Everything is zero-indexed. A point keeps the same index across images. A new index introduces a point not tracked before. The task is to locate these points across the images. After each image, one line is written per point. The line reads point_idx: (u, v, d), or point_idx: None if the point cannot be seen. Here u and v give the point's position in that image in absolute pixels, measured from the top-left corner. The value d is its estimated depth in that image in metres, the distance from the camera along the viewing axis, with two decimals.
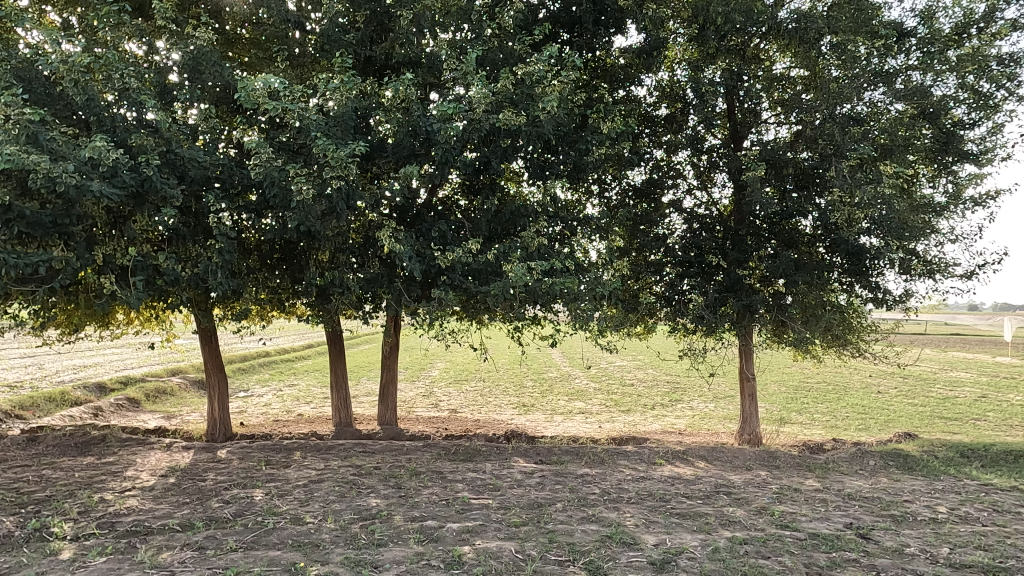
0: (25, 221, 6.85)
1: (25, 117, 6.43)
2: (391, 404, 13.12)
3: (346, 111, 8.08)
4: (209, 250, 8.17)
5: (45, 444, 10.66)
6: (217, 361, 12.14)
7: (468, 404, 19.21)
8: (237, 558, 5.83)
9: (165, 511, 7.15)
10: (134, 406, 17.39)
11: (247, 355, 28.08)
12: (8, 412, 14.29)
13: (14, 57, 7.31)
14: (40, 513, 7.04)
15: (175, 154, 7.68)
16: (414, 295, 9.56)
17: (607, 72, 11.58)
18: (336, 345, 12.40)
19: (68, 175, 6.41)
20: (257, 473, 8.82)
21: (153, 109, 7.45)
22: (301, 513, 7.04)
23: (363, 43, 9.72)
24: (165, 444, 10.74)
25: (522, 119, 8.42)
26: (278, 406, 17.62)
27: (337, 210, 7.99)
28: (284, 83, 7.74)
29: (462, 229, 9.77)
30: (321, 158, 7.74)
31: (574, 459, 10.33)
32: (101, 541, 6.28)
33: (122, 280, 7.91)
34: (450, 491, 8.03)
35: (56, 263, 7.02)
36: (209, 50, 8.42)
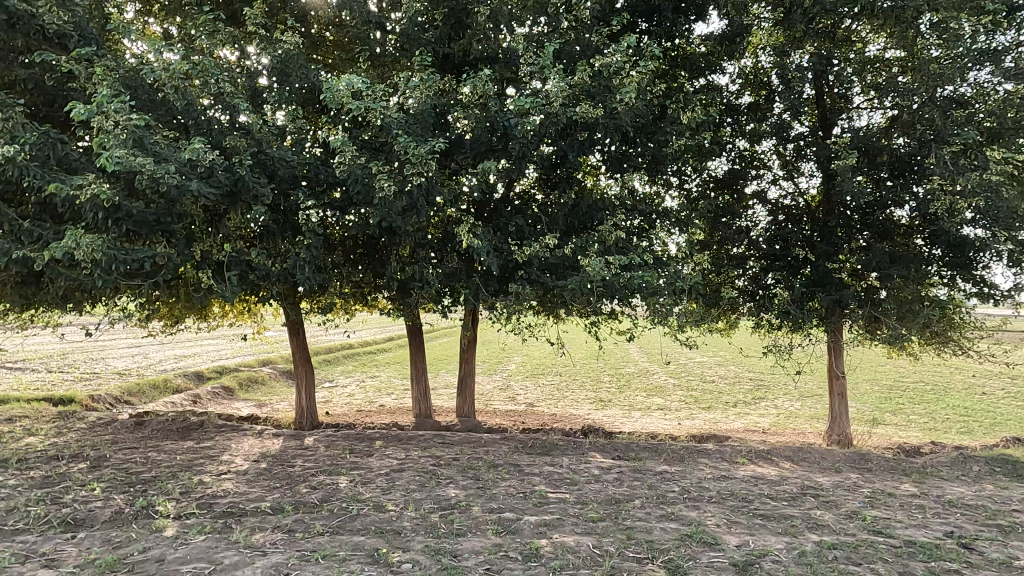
0: (132, 220, 7.34)
1: (132, 122, 6.86)
2: (469, 397, 13.23)
3: (425, 109, 8.25)
4: (297, 246, 8.51)
5: (150, 427, 11.42)
6: (305, 352, 12.64)
7: (544, 398, 19.24)
8: (324, 542, 6.07)
9: (258, 495, 7.53)
10: (229, 394, 18.40)
11: (331, 347, 29.14)
12: (118, 400, 15.40)
13: (122, 66, 7.80)
14: (147, 493, 7.55)
15: (266, 155, 8.05)
16: (492, 289, 9.62)
17: (687, 61, 11.26)
18: (415, 337, 12.64)
19: (170, 176, 6.84)
20: (341, 461, 9.14)
21: (246, 111, 7.83)
22: (384, 501, 7.26)
23: (441, 41, 9.85)
24: (258, 431, 11.31)
25: (600, 112, 8.34)
26: (362, 397, 18.24)
27: (417, 205, 8.15)
28: (366, 83, 7.96)
29: (539, 223, 9.82)
30: (402, 156, 7.89)
31: (653, 456, 10.20)
32: (201, 520, 6.67)
33: (218, 275, 8.35)
34: (527, 484, 8.08)
35: (160, 259, 7.43)
36: (296, 53, 8.71)
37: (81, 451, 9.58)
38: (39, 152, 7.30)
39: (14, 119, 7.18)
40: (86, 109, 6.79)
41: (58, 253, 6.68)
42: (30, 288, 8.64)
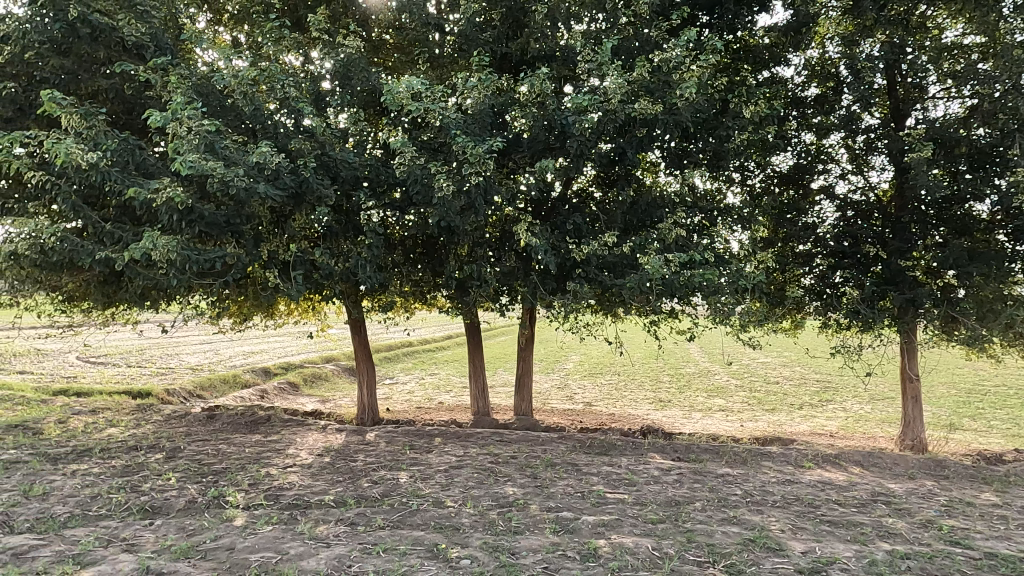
0: (204, 222, 7.65)
1: (204, 128, 7.14)
2: (527, 396, 13.24)
3: (483, 109, 8.31)
4: (359, 245, 8.70)
5: (221, 421, 11.89)
6: (366, 349, 12.92)
7: (602, 397, 19.10)
8: (385, 535, 6.19)
9: (322, 488, 7.74)
10: (294, 389, 18.98)
11: (392, 345, 29.69)
12: (191, 394, 16.09)
13: (195, 75, 8.13)
14: (218, 483, 7.87)
15: (329, 157, 8.26)
16: (549, 288, 9.58)
17: (750, 53, 10.93)
18: (473, 335, 12.74)
19: (239, 179, 7.10)
20: (402, 457, 9.30)
21: (310, 115, 8.06)
22: (443, 497, 7.35)
23: (499, 40, 9.89)
24: (322, 426, 11.62)
25: (659, 108, 8.21)
26: (421, 394, 18.51)
27: (475, 205, 8.23)
28: (425, 85, 8.07)
29: (597, 222, 9.74)
30: (460, 155, 7.98)
31: (714, 458, 9.99)
32: (268, 511, 6.91)
33: (284, 274, 8.62)
34: (585, 484, 8.05)
35: (230, 259, 7.73)
36: (358, 57, 8.92)
37: (158, 442, 10.06)
38: (119, 157, 7.69)
39: (96, 127, 7.59)
40: (162, 116, 7.10)
41: (137, 253, 7.01)
42: (111, 287, 9.12)
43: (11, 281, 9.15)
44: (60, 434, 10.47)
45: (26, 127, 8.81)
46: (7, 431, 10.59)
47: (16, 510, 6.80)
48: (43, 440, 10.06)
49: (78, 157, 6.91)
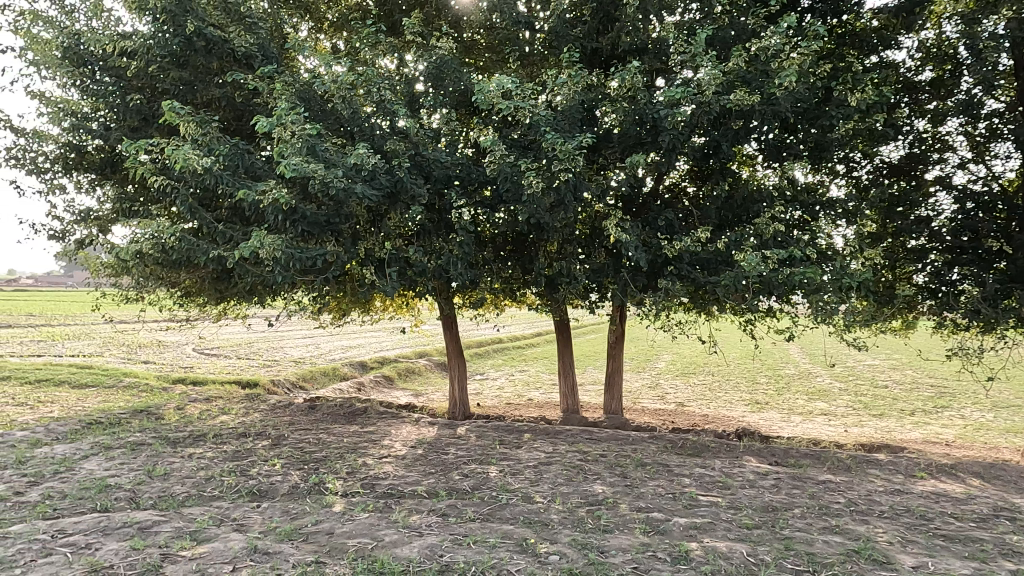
0: (306, 221, 8.03)
1: (306, 132, 7.49)
2: (617, 394, 13.07)
3: (573, 105, 8.26)
4: (450, 243, 8.89)
5: (322, 411, 12.47)
6: (457, 345, 13.16)
7: (695, 398, 18.60)
8: (475, 527, 6.31)
9: (415, 478, 7.97)
10: (390, 382, 19.63)
11: (482, 341, 30.12)
12: (294, 385, 16.95)
13: (298, 81, 8.54)
14: (319, 470, 8.26)
15: (422, 157, 8.47)
16: (641, 286, 9.43)
17: (856, 38, 10.33)
18: (563, 332, 12.72)
19: (338, 180, 7.42)
20: (492, 451, 9.43)
21: (404, 116, 8.28)
22: (532, 492, 7.39)
23: (589, 35, 9.74)
24: (415, 419, 11.95)
25: (757, 99, 7.90)
26: (511, 390, 18.70)
27: (565, 202, 8.22)
28: (515, 83, 8.11)
29: (691, 217, 9.52)
30: (550, 152, 7.97)
31: (815, 464, 9.54)
32: (365, 499, 7.19)
33: (380, 271, 8.90)
34: (677, 485, 7.88)
35: (330, 257, 8.08)
36: (450, 58, 9.04)
37: (265, 430, 10.67)
38: (229, 162, 8.19)
39: (210, 134, 8.13)
40: (268, 122, 7.49)
41: (247, 252, 7.45)
42: (223, 284, 9.74)
43: (138, 278, 9.97)
44: (179, 420, 11.30)
45: (150, 135, 9.57)
46: (134, 415, 11.53)
47: (141, 488, 7.40)
48: (165, 425, 10.89)
49: (194, 163, 7.42)
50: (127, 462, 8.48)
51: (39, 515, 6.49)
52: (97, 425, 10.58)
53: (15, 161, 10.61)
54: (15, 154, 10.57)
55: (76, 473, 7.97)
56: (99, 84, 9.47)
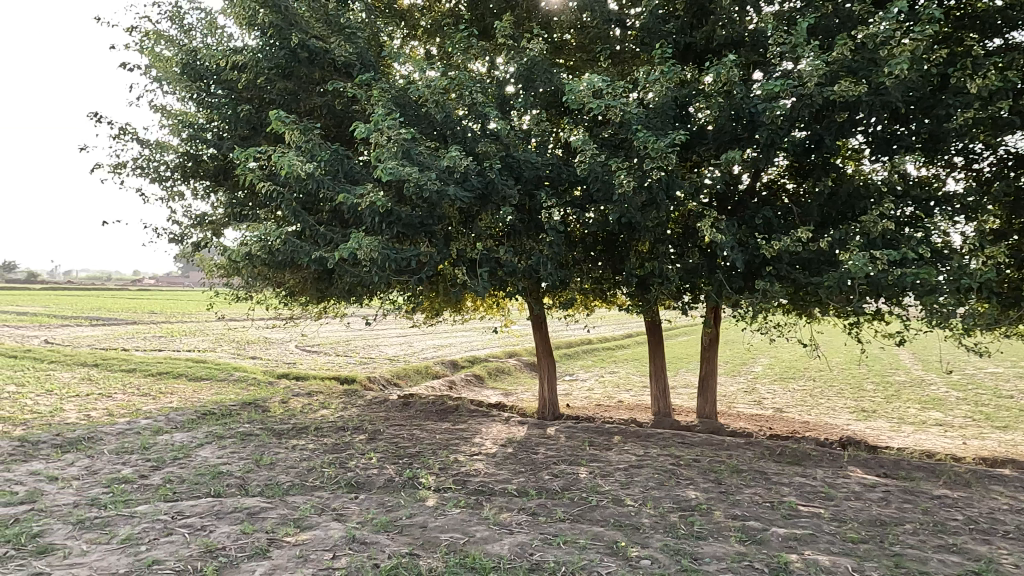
0: (401, 223, 8.27)
1: (401, 137, 7.72)
2: (711, 398, 12.69)
3: (665, 102, 8.09)
4: (540, 243, 8.92)
5: (415, 408, 12.82)
6: (547, 345, 13.18)
7: (795, 403, 17.78)
8: (565, 528, 6.30)
9: (505, 477, 8.06)
10: (480, 381, 19.90)
11: (571, 342, 30.03)
12: (389, 382, 17.52)
13: (393, 88, 8.81)
14: (413, 465, 8.50)
15: (513, 158, 8.55)
16: (737, 286, 9.12)
17: (978, 19, 9.57)
18: (654, 334, 12.49)
19: (431, 183, 7.61)
20: (582, 452, 9.40)
21: (496, 118, 8.37)
22: (623, 495, 7.30)
23: (682, 30, 9.48)
24: (505, 418, 12.06)
25: (863, 89, 7.47)
26: (601, 391, 18.55)
27: (657, 201, 8.08)
28: (606, 82, 8.04)
29: (790, 215, 9.13)
30: (642, 151, 7.86)
31: (928, 478, 8.92)
32: (457, 495, 7.34)
33: (471, 271, 9.04)
34: (775, 494, 7.57)
35: (423, 257, 8.29)
36: (540, 59, 9.05)
37: (362, 425, 11.08)
38: (330, 167, 8.57)
39: (312, 140, 8.53)
40: (366, 128, 7.78)
41: (345, 253, 7.77)
42: (324, 284, 10.19)
43: (247, 278, 10.59)
44: (283, 413, 11.92)
45: (258, 144, 10.14)
46: (243, 407, 12.27)
47: (250, 476, 7.86)
48: (271, 417, 11.52)
49: (298, 169, 7.81)
50: (237, 451, 9.04)
51: (161, 497, 7.02)
52: (211, 416, 11.32)
53: (140, 171, 11.50)
54: (140, 164, 11.44)
55: (193, 459, 8.57)
56: (214, 96, 10.13)
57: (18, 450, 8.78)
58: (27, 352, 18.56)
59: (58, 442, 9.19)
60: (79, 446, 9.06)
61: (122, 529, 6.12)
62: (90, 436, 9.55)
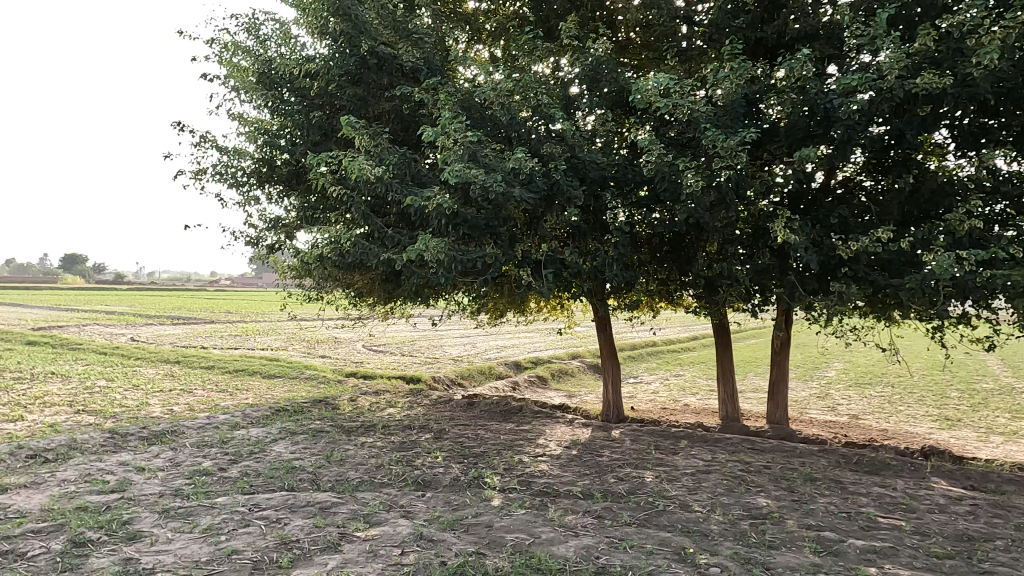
0: (467, 225, 8.36)
1: (467, 139, 7.81)
2: (782, 403, 12.27)
3: (735, 99, 7.90)
4: (605, 244, 8.84)
5: (479, 408, 12.92)
6: (612, 347, 13.05)
7: (871, 410, 17.03)
8: (632, 532, 6.23)
9: (570, 479, 8.03)
10: (544, 383, 19.89)
11: (636, 344, 29.65)
12: (454, 382, 17.72)
13: (460, 91, 8.91)
14: (478, 465, 8.57)
15: (578, 159, 8.52)
16: (811, 288, 8.81)
17: None
18: (722, 336, 12.20)
19: (497, 185, 7.67)
20: (647, 456, 9.27)
21: (561, 119, 8.35)
22: (690, 501, 7.16)
23: (753, 25, 9.24)
24: (569, 419, 12.00)
25: (949, 80, 7.11)
26: (666, 394, 18.25)
27: (727, 200, 7.89)
28: (674, 80, 7.92)
29: (868, 214, 8.76)
30: (710, 149, 7.70)
31: (1021, 492, 8.39)
32: (522, 495, 7.36)
33: (536, 273, 9.04)
34: (852, 504, 7.27)
35: (489, 259, 8.34)
36: (606, 59, 8.98)
37: (428, 424, 11.24)
38: (398, 170, 8.75)
39: (381, 145, 8.73)
40: (434, 131, 7.91)
41: (413, 254, 7.91)
42: (392, 285, 10.39)
43: (318, 279, 10.92)
44: (352, 410, 12.23)
45: (329, 149, 10.43)
46: (314, 405, 12.65)
47: (322, 471, 8.10)
48: (340, 414, 11.84)
49: (367, 173, 8.01)
50: (309, 447, 9.33)
51: (239, 489, 7.32)
52: (284, 412, 11.72)
53: (219, 177, 12.01)
54: (219, 170, 11.95)
55: (268, 454, 8.90)
56: (287, 104, 10.48)
57: (109, 442, 9.31)
58: (115, 350, 19.67)
59: (145, 435, 9.71)
60: (163, 439, 9.54)
61: (203, 519, 6.41)
62: (174, 430, 10.04)
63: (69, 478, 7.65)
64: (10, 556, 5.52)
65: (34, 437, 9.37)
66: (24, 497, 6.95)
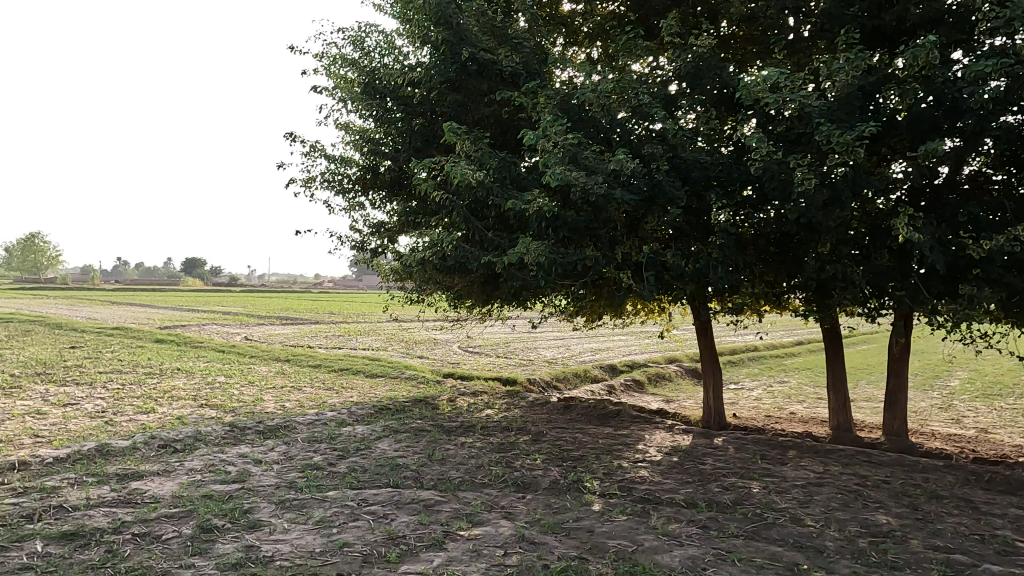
0: (567, 227, 8.33)
1: (568, 142, 7.80)
2: (901, 414, 11.38)
3: (852, 92, 7.47)
4: (709, 246, 8.57)
5: (576, 411, 12.86)
6: (713, 351, 12.64)
7: (1002, 424, 15.64)
8: (740, 544, 6.01)
9: (672, 486, 7.84)
10: (640, 387, 19.55)
11: (736, 348, 28.60)
12: (548, 384, 17.73)
13: (559, 94, 8.90)
14: (577, 469, 8.54)
15: (681, 159, 8.31)
16: (936, 292, 8.21)
17: None
18: (833, 341, 11.56)
19: (598, 187, 7.62)
20: (753, 465, 8.92)
21: (663, 119, 8.18)
22: (802, 515, 6.83)
23: (870, 12, 8.70)
24: (668, 425, 11.73)
25: None
26: (770, 401, 17.50)
27: (842, 199, 7.47)
28: (784, 75, 7.58)
29: (1002, 211, 8.06)
30: (824, 145, 7.32)
31: None
32: (623, 501, 7.25)
33: (636, 276, 8.88)
34: (986, 526, 6.70)
35: (589, 262, 8.27)
36: (710, 56, 8.71)
37: (525, 426, 11.30)
38: (498, 174, 8.84)
39: (482, 149, 8.86)
40: (535, 135, 7.95)
41: (514, 257, 7.97)
42: (490, 287, 10.52)
43: (420, 282, 11.20)
44: (451, 411, 12.48)
45: (430, 155, 10.70)
46: (415, 404, 12.99)
47: (425, 470, 8.31)
48: (440, 414, 12.11)
49: (469, 177, 8.15)
50: (412, 445, 9.59)
51: (348, 484, 7.62)
52: (387, 411, 12.11)
53: (327, 184, 12.56)
54: (327, 178, 12.51)
55: (373, 451, 9.22)
56: (390, 112, 10.80)
57: (229, 434, 9.94)
58: (233, 348, 20.97)
59: (261, 429, 10.29)
60: (277, 433, 10.08)
61: (315, 511, 6.71)
62: (286, 425, 10.59)
63: (195, 467, 8.22)
64: (147, 537, 5.98)
65: (164, 428, 10.14)
66: (157, 483, 7.53)
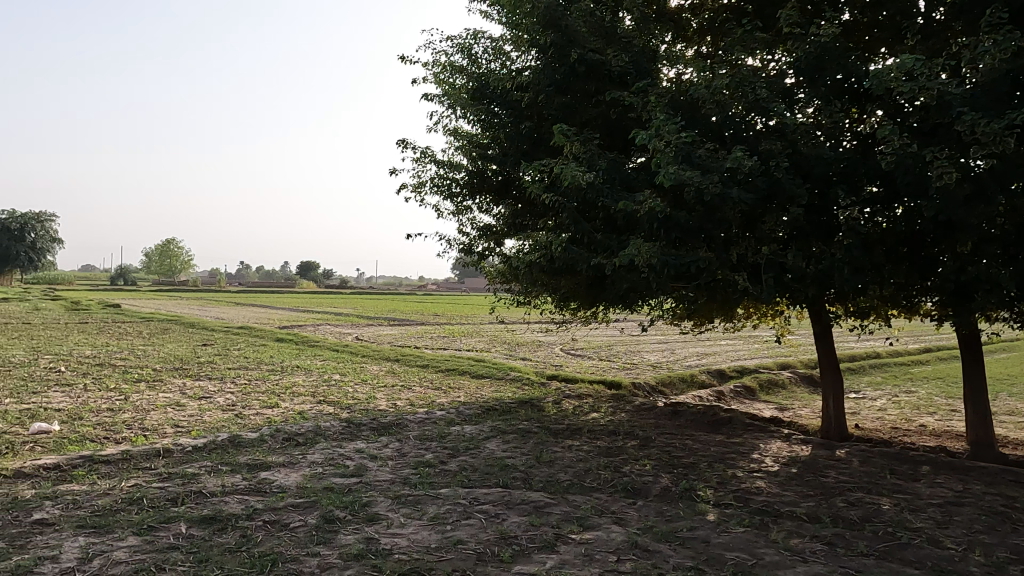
0: (679, 228, 8.11)
1: (681, 141, 7.60)
2: None
3: (998, 76, 6.88)
4: (833, 246, 8.11)
5: (684, 417, 12.52)
6: (833, 357, 11.91)
7: None
8: (870, 565, 5.62)
9: (792, 499, 7.45)
10: (751, 393, 18.77)
11: (856, 354, 26.90)
12: (654, 389, 17.35)
13: (670, 93, 8.69)
14: (689, 476, 8.29)
15: (803, 155, 7.94)
16: None
17: None
18: (971, 348, 10.60)
19: (712, 186, 7.38)
20: (882, 480, 8.34)
21: (782, 114, 7.82)
22: (941, 536, 6.30)
23: None
24: (784, 434, 11.20)
25: None
26: (897, 412, 16.31)
27: (987, 192, 6.90)
28: (920, 62, 7.06)
29: None
30: (967, 135, 6.79)
31: None
32: (739, 512, 6.97)
33: (754, 277, 8.50)
34: None
35: (703, 263, 7.98)
36: (833, 45, 8.23)
37: (633, 430, 11.11)
38: (607, 175, 8.74)
39: (590, 151, 8.80)
40: (646, 135, 7.79)
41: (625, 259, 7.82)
42: (597, 289, 10.42)
43: (526, 284, 11.28)
44: (557, 413, 12.48)
45: (537, 157, 10.75)
46: (520, 405, 13.07)
47: (534, 471, 8.34)
48: (545, 416, 12.14)
49: (578, 178, 8.12)
50: (520, 446, 9.66)
51: (459, 483, 7.76)
52: (494, 411, 12.27)
53: (436, 189, 12.89)
54: (436, 183, 12.83)
55: (482, 451, 9.36)
56: (498, 117, 10.94)
57: (346, 430, 10.38)
58: (345, 347, 21.96)
59: (375, 426, 10.69)
60: (390, 430, 10.43)
61: (430, 507, 6.89)
62: (398, 423, 10.94)
63: (317, 460, 8.64)
64: (276, 525, 6.34)
65: (287, 422, 10.73)
66: (283, 474, 7.97)
